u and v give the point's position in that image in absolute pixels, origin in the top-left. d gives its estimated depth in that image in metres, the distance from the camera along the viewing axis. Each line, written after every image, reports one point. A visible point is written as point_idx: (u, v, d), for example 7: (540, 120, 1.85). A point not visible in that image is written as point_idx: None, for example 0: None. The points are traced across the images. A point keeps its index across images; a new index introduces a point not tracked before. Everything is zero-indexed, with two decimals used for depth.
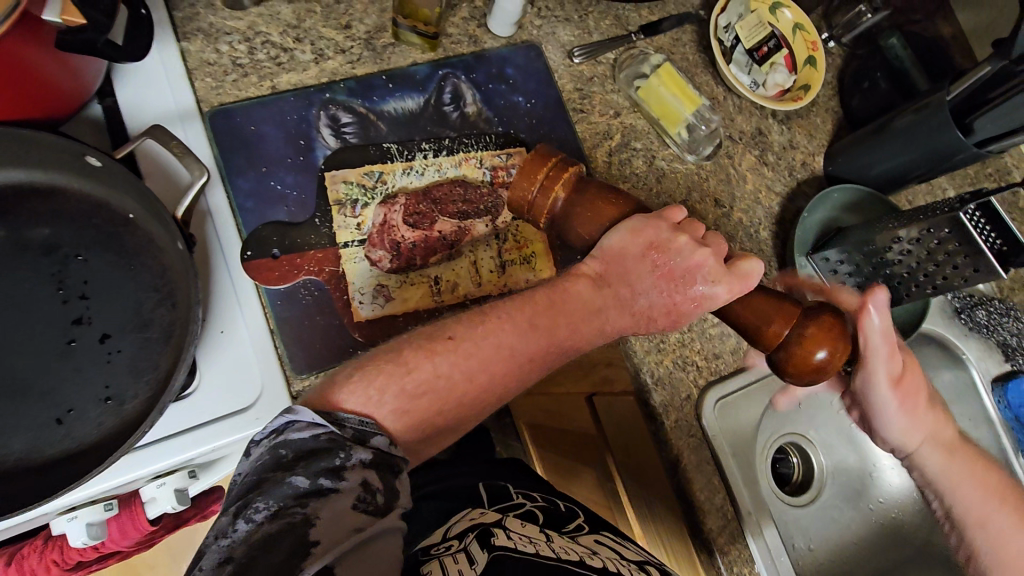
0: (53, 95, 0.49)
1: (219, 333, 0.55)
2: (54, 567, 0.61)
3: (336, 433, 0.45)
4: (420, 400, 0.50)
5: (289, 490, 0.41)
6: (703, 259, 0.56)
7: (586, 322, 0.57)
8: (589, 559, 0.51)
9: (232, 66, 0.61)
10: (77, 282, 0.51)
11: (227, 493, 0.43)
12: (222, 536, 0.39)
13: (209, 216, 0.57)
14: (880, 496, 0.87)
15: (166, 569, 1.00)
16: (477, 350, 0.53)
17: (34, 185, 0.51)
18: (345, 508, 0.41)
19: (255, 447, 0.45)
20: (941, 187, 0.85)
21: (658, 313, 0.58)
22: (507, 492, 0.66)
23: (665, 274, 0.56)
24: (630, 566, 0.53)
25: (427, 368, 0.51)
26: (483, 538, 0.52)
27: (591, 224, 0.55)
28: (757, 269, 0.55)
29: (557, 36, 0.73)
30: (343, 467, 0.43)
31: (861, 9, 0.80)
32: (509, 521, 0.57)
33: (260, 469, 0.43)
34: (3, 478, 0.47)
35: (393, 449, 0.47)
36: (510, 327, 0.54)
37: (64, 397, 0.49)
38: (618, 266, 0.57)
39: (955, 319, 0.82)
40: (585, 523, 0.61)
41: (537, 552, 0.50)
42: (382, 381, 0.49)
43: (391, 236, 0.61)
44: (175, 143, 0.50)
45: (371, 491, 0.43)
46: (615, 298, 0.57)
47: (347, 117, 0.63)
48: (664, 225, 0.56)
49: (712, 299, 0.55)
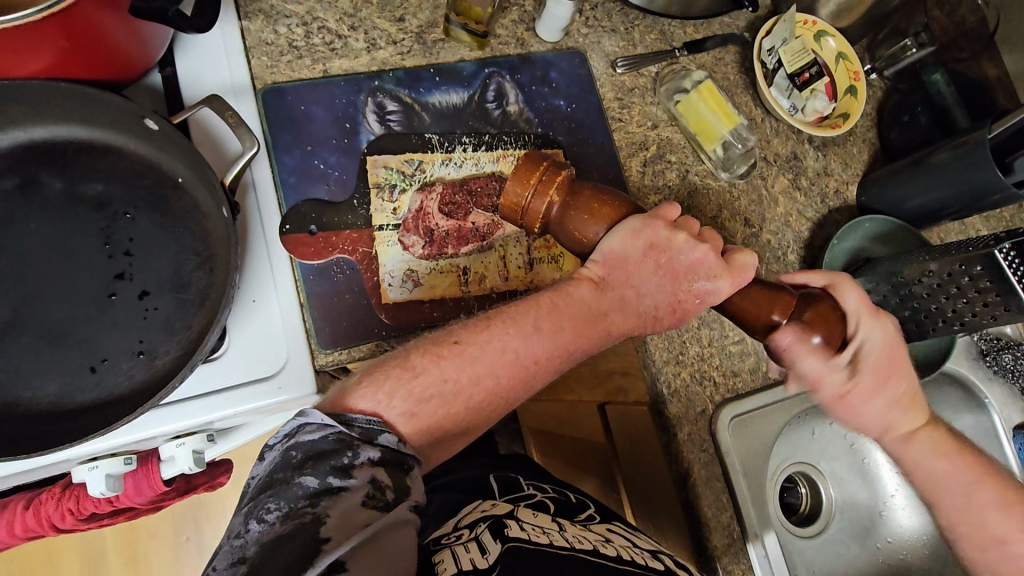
0: (121, 61, 0.52)
1: (252, 303, 0.56)
2: (69, 517, 0.61)
3: (345, 433, 0.45)
4: (428, 404, 0.51)
5: (299, 491, 0.42)
6: (702, 255, 0.56)
7: (593, 325, 0.57)
8: (603, 548, 0.52)
9: (288, 48, 0.63)
10: (123, 239, 0.53)
11: (240, 494, 0.44)
12: (235, 537, 0.40)
13: (252, 187, 0.59)
14: (889, 535, 0.85)
15: (167, 537, 1.01)
16: (482, 354, 0.53)
17: (93, 143, 0.53)
18: (355, 504, 0.42)
19: (269, 450, 0.46)
20: (975, 227, 0.84)
21: (663, 310, 0.58)
22: (518, 484, 0.67)
23: (668, 273, 0.57)
24: (643, 554, 0.54)
25: (435, 371, 0.51)
26: (496, 529, 0.52)
27: (588, 226, 0.55)
28: (752, 261, 0.56)
29: (602, 46, 0.74)
30: (352, 466, 0.44)
31: (907, 43, 0.80)
32: (521, 511, 0.57)
33: (272, 470, 0.44)
34: (32, 419, 0.49)
35: (403, 447, 0.48)
36: (514, 331, 0.54)
37: (99, 346, 0.51)
38: (620, 266, 0.56)
39: (979, 361, 0.81)
40: (597, 514, 0.62)
41: (552, 544, 0.50)
42: (392, 385, 0.50)
43: (426, 223, 0.62)
44: (231, 113, 0.52)
45: (380, 487, 0.44)
46: (619, 300, 0.57)
47: (393, 106, 0.64)
48: (663, 224, 0.56)
49: (715, 294, 0.55)
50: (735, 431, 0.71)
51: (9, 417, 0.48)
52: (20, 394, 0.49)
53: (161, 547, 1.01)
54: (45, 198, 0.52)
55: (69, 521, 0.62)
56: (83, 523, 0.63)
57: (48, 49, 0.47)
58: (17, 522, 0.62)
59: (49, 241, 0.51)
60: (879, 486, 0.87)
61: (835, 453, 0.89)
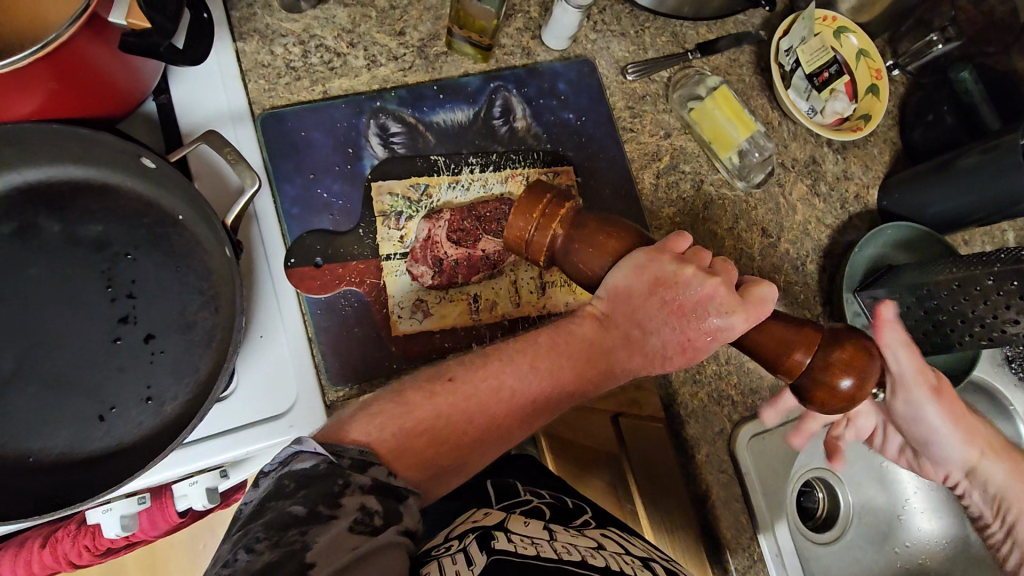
0: (113, 96, 0.50)
1: (259, 338, 0.55)
2: (86, 552, 0.61)
3: (336, 461, 0.44)
4: (420, 439, 0.50)
5: (287, 517, 0.40)
6: (713, 290, 0.51)
7: (593, 364, 0.55)
8: (592, 559, 0.48)
9: (285, 69, 0.61)
10: (125, 282, 0.51)
11: (234, 519, 0.42)
12: (223, 566, 0.38)
13: (256, 219, 0.57)
14: (908, 539, 0.84)
15: (185, 545, 1.02)
16: (477, 391, 0.52)
17: (90, 183, 0.51)
18: (342, 531, 0.40)
19: (263, 477, 0.45)
20: (1001, 230, 0.82)
21: (673, 351, 0.54)
22: (516, 490, 0.63)
23: (676, 310, 0.52)
24: (635, 564, 0.49)
25: (427, 409, 0.50)
26: (484, 539, 0.49)
27: (594, 259, 0.52)
28: (771, 293, 0.52)
29: (611, 51, 0.71)
30: (341, 492, 0.42)
31: (933, 38, 0.77)
32: (512, 521, 0.53)
33: (263, 497, 0.42)
34: (43, 470, 0.48)
35: (393, 479, 0.47)
36: (511, 368, 0.53)
37: (106, 394, 0.50)
38: (624, 304, 0.53)
39: (1005, 367, 0.78)
40: (592, 519, 0.58)
41: (540, 555, 0.46)
42: (385, 419, 0.49)
43: (434, 252, 0.60)
44: (229, 149, 0.50)
45: (370, 513, 0.43)
46: (624, 338, 0.54)
47: (396, 127, 0.62)
48: (668, 257, 0.52)
49: (729, 331, 0.51)
50: (756, 450, 0.69)
51: (20, 469, 0.48)
52: (30, 446, 0.48)
53: (180, 555, 1.01)
54: (44, 241, 0.50)
55: (86, 557, 0.62)
56: (101, 557, 0.64)
57: (39, 92, 0.45)
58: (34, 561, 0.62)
59: (50, 286, 0.50)
60: (898, 490, 0.85)
61: (853, 458, 0.86)
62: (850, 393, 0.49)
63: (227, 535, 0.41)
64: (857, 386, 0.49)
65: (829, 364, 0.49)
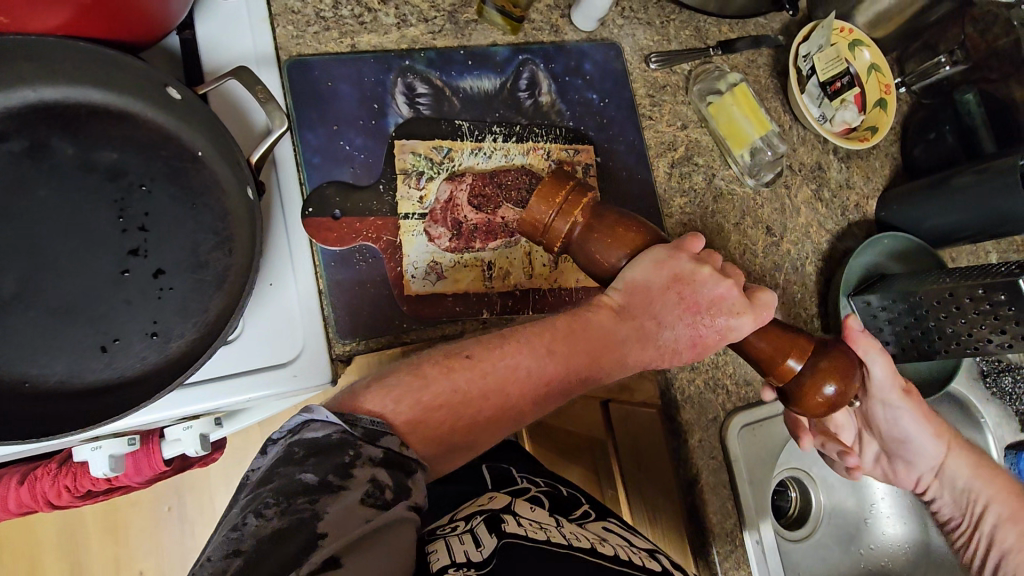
0: (141, 27, 0.48)
1: (269, 286, 0.54)
2: (65, 494, 0.60)
3: (348, 432, 0.42)
4: (438, 414, 0.47)
5: (298, 485, 0.38)
6: (726, 292, 0.52)
7: (605, 354, 0.53)
8: (601, 546, 0.49)
9: (315, 18, 0.60)
10: (138, 213, 0.50)
11: (240, 487, 0.41)
12: (232, 528, 0.36)
13: (275, 165, 0.56)
14: (871, 542, 0.88)
15: (149, 505, 0.97)
16: (493, 370, 0.50)
17: (108, 108, 0.50)
18: (353, 501, 0.38)
19: (273, 445, 0.43)
20: (985, 251, 0.86)
21: (684, 345, 0.54)
22: (511, 475, 0.64)
23: (690, 307, 0.52)
24: (641, 554, 0.51)
25: (444, 384, 0.48)
26: (492, 521, 0.49)
27: (610, 251, 0.52)
28: (771, 302, 0.53)
29: (636, 38, 0.72)
30: (352, 464, 0.40)
31: (940, 60, 0.79)
32: (517, 505, 0.54)
33: (273, 464, 0.40)
34: (39, 398, 0.46)
35: (406, 450, 0.44)
36: (528, 351, 0.51)
37: (110, 325, 0.48)
38: (642, 296, 0.52)
39: (980, 381, 0.82)
40: (591, 510, 0.59)
41: (549, 540, 0.47)
42: (400, 392, 0.47)
43: (455, 214, 0.60)
44: (260, 88, 0.49)
45: (380, 487, 0.41)
46: (636, 330, 0.53)
47: (423, 88, 0.62)
48: (684, 256, 0.52)
49: (738, 330, 0.51)
50: (745, 440, 0.71)
51: (14, 395, 0.46)
52: (26, 371, 0.46)
53: (142, 518, 0.97)
54: (55, 163, 0.48)
55: (64, 498, 0.60)
56: (79, 500, 0.62)
57: (67, 8, 0.43)
58: (10, 498, 0.60)
59: (58, 207, 0.47)
60: (865, 494, 0.88)
61: (824, 460, 0.88)
62: (831, 399, 0.50)
63: (234, 500, 0.40)
64: (837, 395, 0.51)
65: (819, 371, 0.50)
